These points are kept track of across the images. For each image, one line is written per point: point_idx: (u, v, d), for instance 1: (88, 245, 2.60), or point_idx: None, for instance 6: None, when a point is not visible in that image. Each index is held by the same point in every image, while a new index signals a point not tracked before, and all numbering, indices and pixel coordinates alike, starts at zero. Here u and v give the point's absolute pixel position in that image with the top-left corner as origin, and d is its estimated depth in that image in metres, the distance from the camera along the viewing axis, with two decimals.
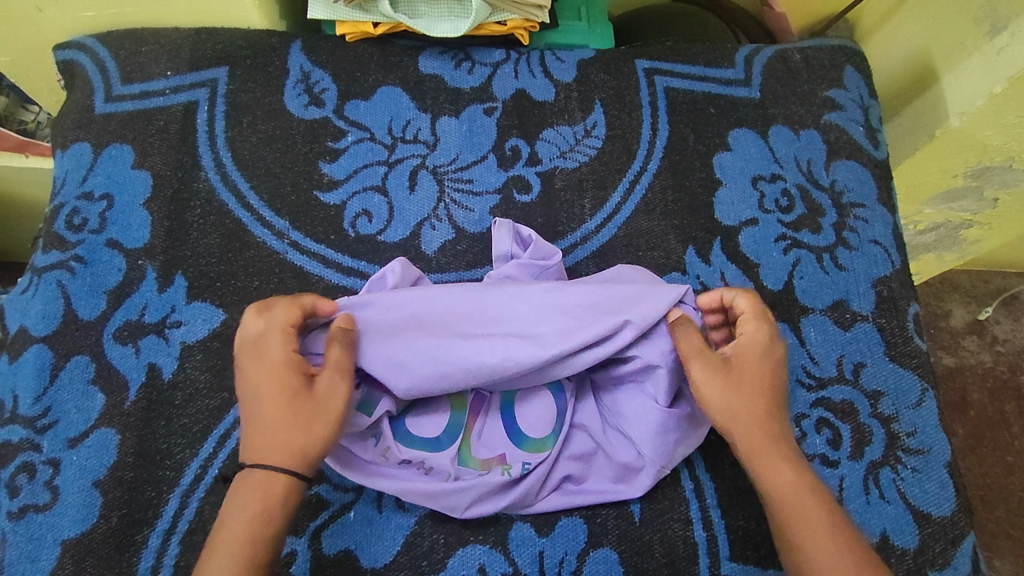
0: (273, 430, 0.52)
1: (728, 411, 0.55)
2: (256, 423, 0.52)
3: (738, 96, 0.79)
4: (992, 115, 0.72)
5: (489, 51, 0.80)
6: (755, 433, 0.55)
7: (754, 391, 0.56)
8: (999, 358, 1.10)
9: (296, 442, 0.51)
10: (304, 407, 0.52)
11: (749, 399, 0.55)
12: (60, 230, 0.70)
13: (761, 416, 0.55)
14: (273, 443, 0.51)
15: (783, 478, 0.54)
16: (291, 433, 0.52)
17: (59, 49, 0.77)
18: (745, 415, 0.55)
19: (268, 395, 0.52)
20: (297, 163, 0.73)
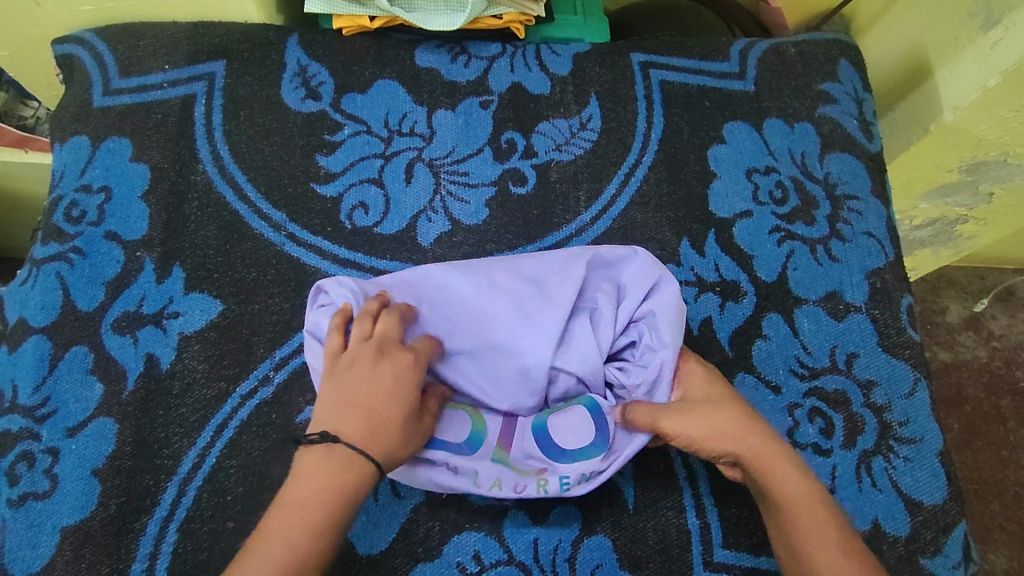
0: (388, 434, 0.52)
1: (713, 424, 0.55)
2: (370, 418, 0.51)
3: (733, 90, 0.80)
4: (986, 108, 0.73)
5: (485, 45, 0.80)
6: (751, 443, 0.55)
7: (725, 400, 0.57)
8: (995, 353, 1.11)
9: (396, 453, 0.52)
10: (412, 425, 0.53)
11: (731, 411, 0.56)
12: (58, 222, 0.70)
13: (741, 421, 0.55)
14: (379, 440, 0.51)
15: (785, 482, 0.53)
16: (395, 440, 0.52)
17: (58, 43, 0.77)
18: (731, 427, 0.55)
19: (388, 402, 0.52)
20: (294, 156, 0.74)
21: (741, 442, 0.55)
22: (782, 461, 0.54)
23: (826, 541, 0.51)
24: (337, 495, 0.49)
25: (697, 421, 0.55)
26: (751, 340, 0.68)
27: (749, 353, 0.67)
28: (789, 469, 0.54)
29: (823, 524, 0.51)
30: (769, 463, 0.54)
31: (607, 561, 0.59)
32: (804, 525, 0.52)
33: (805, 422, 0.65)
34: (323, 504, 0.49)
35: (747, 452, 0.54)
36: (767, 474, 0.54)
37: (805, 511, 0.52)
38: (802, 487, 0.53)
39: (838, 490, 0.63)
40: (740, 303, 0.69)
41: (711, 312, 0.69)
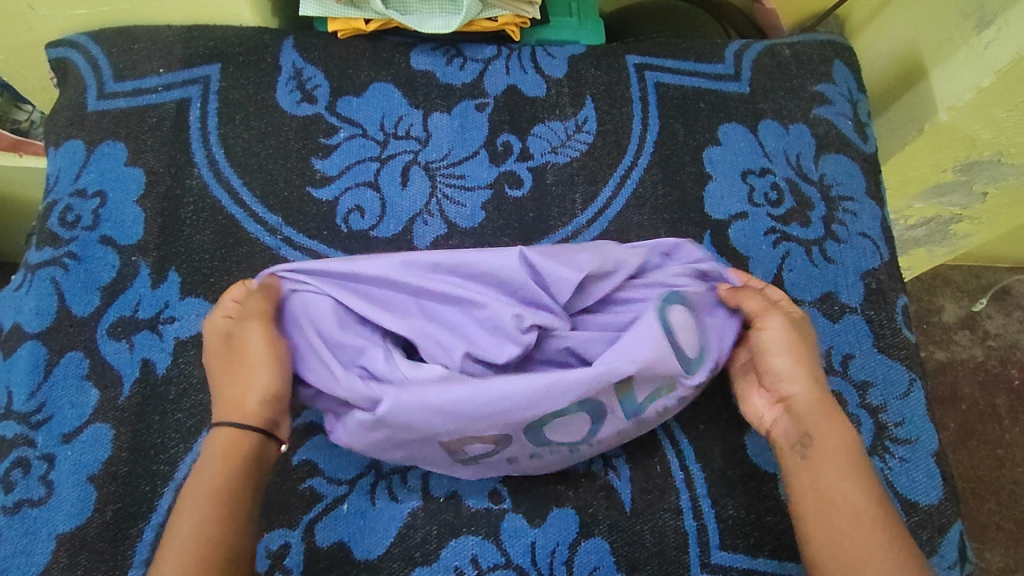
0: (227, 386, 0.56)
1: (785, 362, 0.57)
2: (237, 389, 0.56)
3: (728, 91, 0.80)
4: (980, 108, 0.73)
5: (480, 48, 0.80)
6: (809, 386, 0.56)
7: (815, 352, 0.58)
8: (991, 352, 1.11)
9: (251, 386, 0.56)
10: (234, 355, 0.57)
11: (809, 358, 0.58)
12: (52, 227, 0.70)
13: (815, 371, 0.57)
14: (230, 397, 0.56)
15: (827, 430, 0.54)
16: (238, 378, 0.56)
17: (52, 47, 0.77)
18: (802, 369, 0.57)
19: (213, 355, 0.58)
20: (289, 160, 0.74)
21: (805, 383, 0.56)
22: (831, 412, 0.55)
23: (847, 484, 0.52)
24: (213, 487, 0.52)
25: (784, 347, 0.57)
26: None
27: None
28: (841, 424, 0.55)
29: (848, 471, 0.52)
30: (820, 410, 0.55)
31: (605, 563, 0.59)
32: (833, 466, 0.53)
33: None
34: (202, 499, 0.51)
35: (803, 394, 0.56)
36: (815, 416, 0.55)
37: (836, 455, 0.53)
38: (845, 440, 0.54)
39: None
40: None
41: None
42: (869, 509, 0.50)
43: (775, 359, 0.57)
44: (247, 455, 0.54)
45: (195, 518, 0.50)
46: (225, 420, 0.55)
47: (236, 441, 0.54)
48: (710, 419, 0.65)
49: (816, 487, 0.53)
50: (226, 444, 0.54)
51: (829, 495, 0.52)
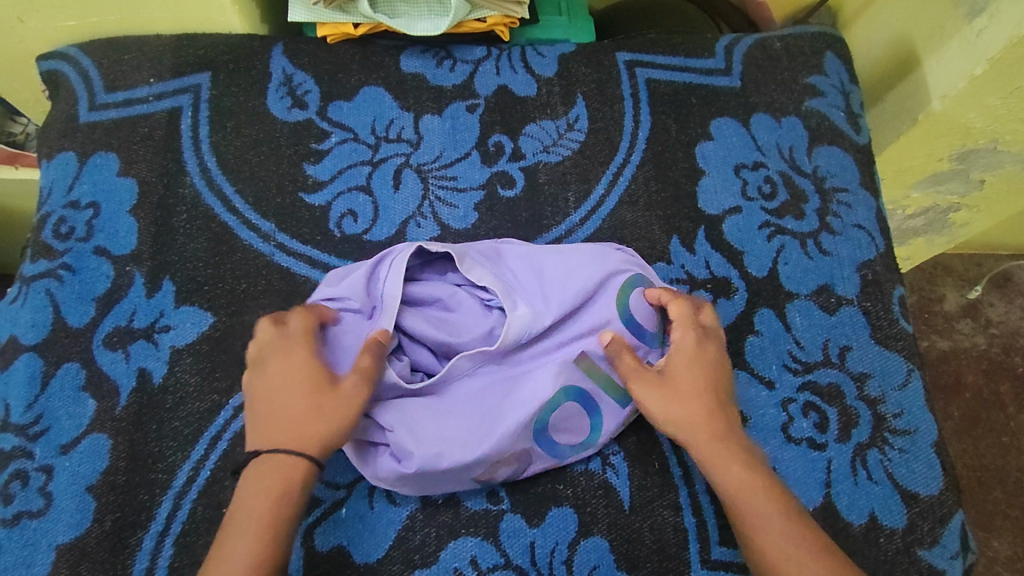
0: (295, 427, 0.53)
1: (671, 418, 0.57)
2: (283, 411, 0.54)
3: (720, 86, 0.80)
4: (974, 97, 0.73)
5: (470, 49, 0.80)
6: (701, 435, 0.56)
7: (693, 393, 0.57)
8: (994, 340, 1.11)
9: (321, 434, 0.53)
10: (325, 402, 0.54)
11: (678, 394, 0.57)
12: (47, 239, 0.70)
13: (699, 413, 0.57)
14: (297, 436, 0.53)
15: (729, 472, 0.55)
16: (311, 423, 0.53)
17: (42, 59, 0.77)
18: (688, 421, 0.57)
19: (294, 388, 0.54)
20: (282, 165, 0.74)
21: (701, 436, 0.56)
22: (725, 448, 0.56)
23: (773, 526, 0.52)
24: (266, 519, 0.50)
25: (666, 405, 0.57)
26: (744, 336, 0.68)
27: (743, 350, 0.67)
28: (730, 455, 0.55)
29: (767, 508, 0.53)
30: (707, 451, 0.56)
31: (604, 562, 0.59)
32: (753, 512, 0.53)
33: (799, 416, 0.65)
34: (253, 528, 0.50)
35: (691, 436, 0.56)
36: (712, 463, 0.55)
37: (746, 499, 0.53)
38: (751, 476, 0.54)
39: (834, 484, 0.63)
40: (732, 299, 0.69)
41: None
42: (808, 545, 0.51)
43: (653, 408, 0.57)
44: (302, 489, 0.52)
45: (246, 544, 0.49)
46: (284, 453, 0.52)
47: (293, 480, 0.52)
48: None
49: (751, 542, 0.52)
50: (278, 477, 0.51)
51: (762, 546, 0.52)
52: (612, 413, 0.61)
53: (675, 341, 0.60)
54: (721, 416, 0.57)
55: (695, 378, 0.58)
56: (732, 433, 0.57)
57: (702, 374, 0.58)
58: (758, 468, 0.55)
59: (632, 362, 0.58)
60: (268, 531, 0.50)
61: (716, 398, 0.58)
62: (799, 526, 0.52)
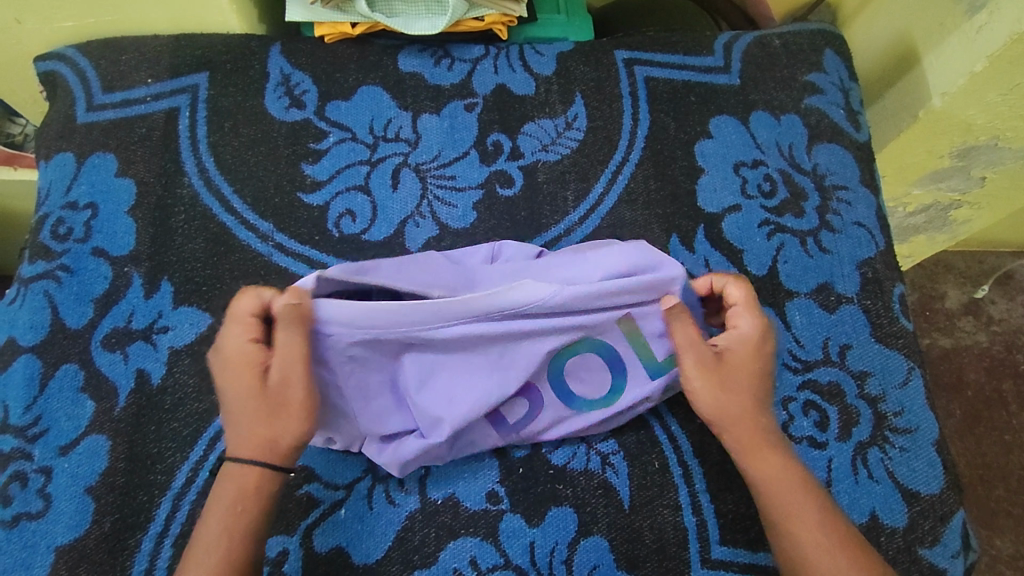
0: (252, 432, 0.53)
1: (720, 412, 0.57)
2: (234, 414, 0.54)
3: (719, 84, 0.79)
4: (974, 93, 0.72)
5: (468, 48, 0.80)
6: (745, 426, 0.57)
7: (743, 387, 0.57)
8: (995, 337, 1.11)
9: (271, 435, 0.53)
10: (265, 402, 0.53)
11: (733, 388, 0.57)
12: (45, 240, 0.70)
13: (745, 406, 0.57)
14: (253, 443, 0.53)
15: (764, 468, 0.56)
16: (261, 427, 0.53)
17: (40, 60, 0.76)
18: (735, 412, 0.57)
19: (240, 389, 0.53)
20: (280, 166, 0.74)
21: (744, 425, 0.57)
22: (766, 445, 0.57)
23: (808, 515, 0.54)
24: (230, 525, 0.52)
25: (718, 392, 0.57)
26: None
27: None
28: (769, 452, 0.57)
29: (801, 500, 0.55)
30: (749, 446, 0.57)
31: (604, 562, 0.59)
32: (790, 501, 0.55)
33: (800, 415, 0.65)
34: (219, 540, 0.52)
35: (738, 430, 0.57)
36: (750, 459, 0.57)
37: (780, 497, 0.55)
38: (788, 469, 0.56)
39: (835, 483, 0.62)
40: None
41: None
42: (833, 530, 0.54)
43: (703, 400, 0.57)
44: (263, 495, 0.53)
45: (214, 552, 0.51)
46: (244, 461, 0.53)
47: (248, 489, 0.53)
48: None
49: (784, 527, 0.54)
50: (232, 489, 0.53)
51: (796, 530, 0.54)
52: (640, 385, 0.61)
53: (738, 328, 0.58)
54: (766, 411, 0.58)
55: (748, 369, 0.58)
56: (773, 429, 0.58)
57: (758, 367, 0.58)
58: (795, 465, 0.57)
59: (694, 336, 0.56)
60: (232, 536, 0.52)
61: (764, 392, 0.58)
62: (830, 515, 0.54)
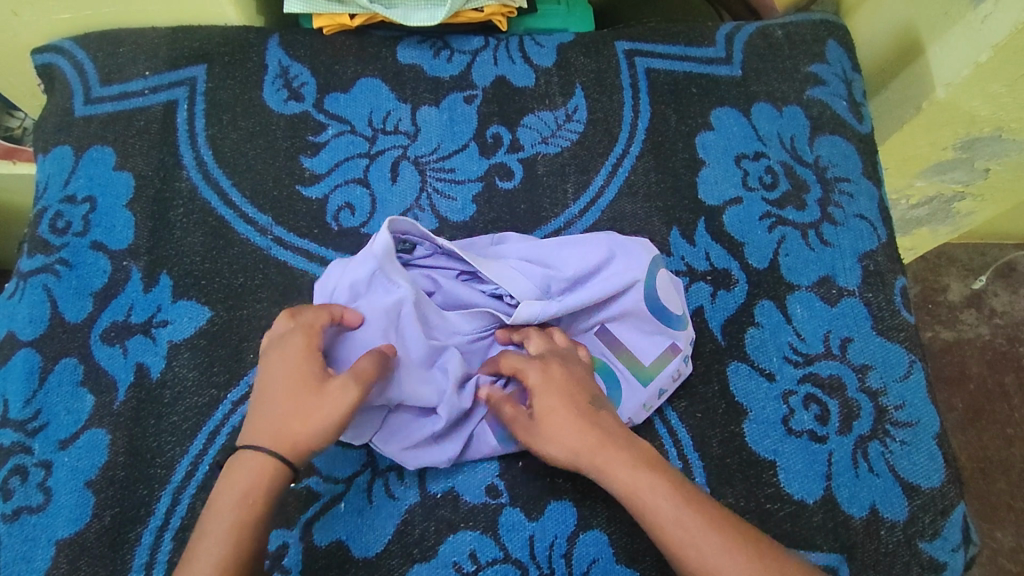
0: (285, 426, 0.53)
1: (562, 444, 0.54)
2: (266, 410, 0.54)
3: (720, 75, 0.79)
4: (978, 84, 0.72)
5: (467, 39, 0.79)
6: (592, 453, 0.54)
7: (562, 415, 0.55)
8: (998, 330, 1.10)
9: (303, 435, 0.53)
10: (308, 400, 0.53)
11: (550, 416, 0.55)
12: (43, 234, 0.70)
13: (578, 433, 0.54)
14: (282, 438, 0.52)
15: (635, 491, 0.52)
16: (296, 424, 0.53)
17: (37, 53, 0.76)
18: (576, 448, 0.54)
19: (288, 385, 0.54)
20: (278, 158, 0.73)
21: (588, 453, 0.54)
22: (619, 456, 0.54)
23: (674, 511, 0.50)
24: (233, 522, 0.50)
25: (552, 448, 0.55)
26: (744, 328, 0.67)
27: (743, 342, 0.67)
28: (624, 465, 0.53)
29: (663, 496, 0.51)
30: (604, 465, 0.53)
31: (603, 555, 0.59)
32: (653, 502, 0.51)
33: (800, 408, 0.65)
34: (221, 535, 0.50)
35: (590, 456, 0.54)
36: (610, 477, 0.53)
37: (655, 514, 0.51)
38: (644, 470, 0.53)
39: (835, 477, 0.62)
40: (732, 291, 0.69)
41: (702, 301, 0.68)
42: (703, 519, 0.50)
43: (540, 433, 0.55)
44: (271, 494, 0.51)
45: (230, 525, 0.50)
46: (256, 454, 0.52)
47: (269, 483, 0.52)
48: (708, 407, 0.64)
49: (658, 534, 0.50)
50: (254, 474, 0.51)
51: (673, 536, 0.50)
52: (631, 389, 0.63)
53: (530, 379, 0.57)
54: (599, 424, 0.55)
55: (558, 403, 0.55)
56: (617, 438, 0.55)
57: (563, 392, 0.56)
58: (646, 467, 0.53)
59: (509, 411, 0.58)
60: (237, 534, 0.50)
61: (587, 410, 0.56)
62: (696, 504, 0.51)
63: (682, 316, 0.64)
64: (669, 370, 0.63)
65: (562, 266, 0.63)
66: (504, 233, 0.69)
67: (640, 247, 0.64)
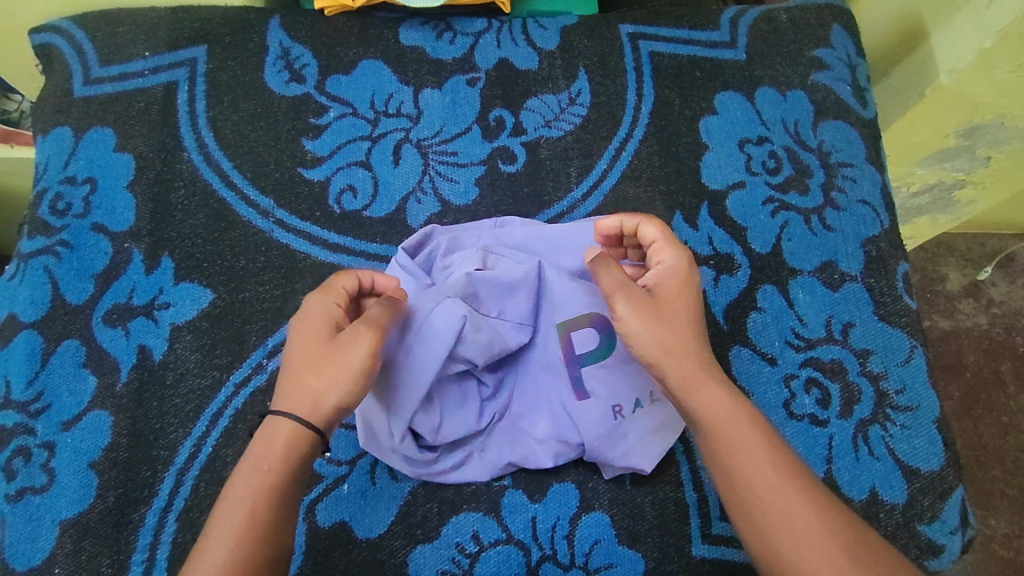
0: (303, 382, 0.52)
1: (664, 350, 0.53)
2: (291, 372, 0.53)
3: (725, 59, 0.78)
4: (982, 70, 0.71)
5: (470, 21, 0.78)
6: (682, 363, 0.53)
7: (681, 320, 0.55)
8: (995, 320, 1.10)
9: (319, 391, 0.52)
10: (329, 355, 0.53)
11: (664, 316, 0.54)
12: (43, 216, 0.69)
13: (682, 341, 0.54)
14: (301, 395, 0.52)
15: (724, 422, 0.51)
16: (312, 379, 0.52)
17: (35, 32, 0.75)
18: (676, 335, 0.54)
19: (307, 347, 0.53)
20: (280, 141, 0.73)
21: (689, 348, 0.54)
22: (707, 379, 0.53)
23: (756, 452, 0.50)
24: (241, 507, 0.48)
25: (657, 325, 0.54)
26: (746, 312, 0.67)
27: (745, 326, 0.67)
28: (713, 388, 0.52)
29: (748, 440, 0.50)
30: (689, 381, 0.52)
31: (605, 537, 0.59)
32: (738, 438, 0.50)
33: (801, 393, 0.65)
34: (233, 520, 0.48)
35: (677, 368, 0.53)
36: (690, 394, 0.52)
37: (734, 441, 0.50)
38: (732, 405, 0.52)
39: (835, 460, 0.63)
40: (734, 276, 0.69)
41: (705, 286, 0.68)
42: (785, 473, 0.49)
43: (643, 337, 0.53)
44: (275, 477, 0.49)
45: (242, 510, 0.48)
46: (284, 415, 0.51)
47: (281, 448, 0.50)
48: None
49: (727, 471, 0.50)
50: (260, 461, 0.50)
51: (748, 487, 0.49)
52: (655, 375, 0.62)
53: (663, 263, 0.57)
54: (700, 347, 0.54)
55: (682, 300, 0.56)
56: (714, 365, 0.54)
57: (688, 301, 0.56)
58: (736, 396, 0.52)
59: (618, 279, 0.56)
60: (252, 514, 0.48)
61: (699, 329, 0.55)
62: (781, 459, 0.50)
63: None
64: None
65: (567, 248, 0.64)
66: (505, 216, 0.68)
67: None
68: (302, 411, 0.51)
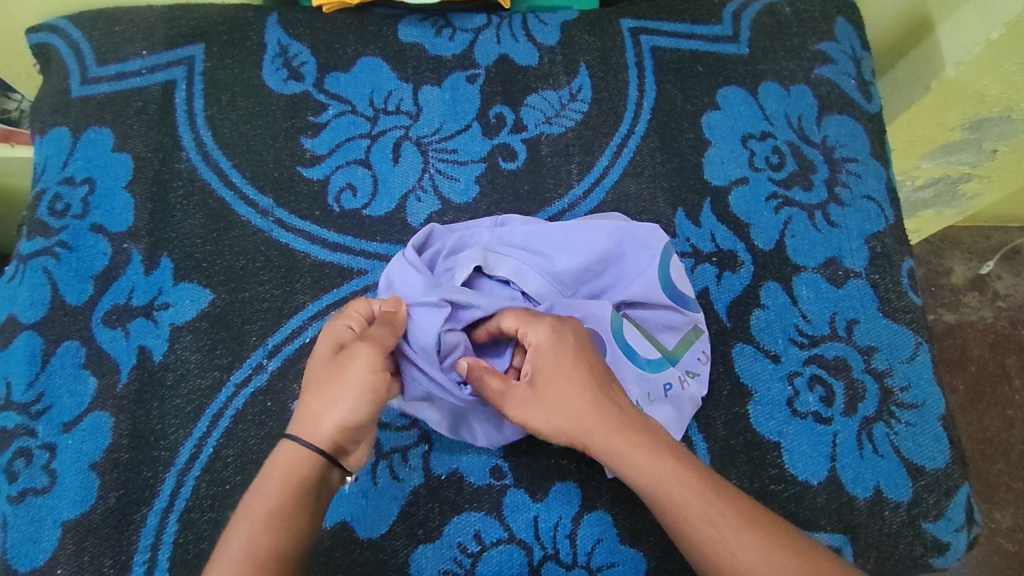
0: (308, 405, 0.51)
1: (573, 430, 0.52)
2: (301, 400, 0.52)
3: (727, 53, 0.77)
4: (989, 62, 0.70)
5: (469, 17, 0.78)
6: (602, 437, 0.51)
7: (570, 397, 0.52)
8: (1001, 313, 1.10)
9: (322, 414, 0.50)
10: (332, 378, 0.51)
11: (555, 395, 0.52)
12: (42, 216, 0.69)
13: (588, 414, 0.52)
14: (307, 419, 0.51)
15: (665, 480, 0.49)
16: (315, 403, 0.51)
17: (32, 32, 0.75)
18: (579, 427, 0.52)
19: (309, 368, 0.53)
20: (278, 139, 0.72)
21: (598, 435, 0.51)
22: (632, 438, 0.51)
23: (700, 511, 0.48)
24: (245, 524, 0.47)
25: (553, 420, 0.52)
26: (750, 309, 0.67)
27: (748, 323, 0.66)
28: (637, 450, 0.51)
29: (689, 494, 0.49)
30: (616, 447, 0.51)
31: (608, 536, 0.59)
32: (678, 499, 0.49)
33: (805, 390, 0.64)
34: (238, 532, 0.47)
35: (599, 440, 0.51)
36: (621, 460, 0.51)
37: (678, 507, 0.49)
38: (663, 462, 0.50)
39: (839, 458, 0.62)
40: (737, 273, 0.68)
41: (708, 283, 0.68)
42: (739, 521, 0.48)
43: (551, 421, 0.52)
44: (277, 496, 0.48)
45: (240, 549, 0.46)
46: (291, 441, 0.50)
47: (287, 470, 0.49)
48: (712, 390, 0.64)
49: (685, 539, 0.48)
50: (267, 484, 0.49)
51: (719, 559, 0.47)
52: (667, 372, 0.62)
53: (532, 343, 0.54)
54: (611, 407, 0.52)
55: (563, 380, 0.52)
56: (633, 423, 0.52)
57: (570, 371, 0.53)
58: (665, 453, 0.51)
59: (497, 385, 0.54)
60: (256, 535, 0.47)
61: (600, 391, 0.53)
62: (731, 511, 0.48)
63: (695, 299, 0.65)
64: (692, 351, 0.63)
65: (570, 250, 0.63)
66: (505, 215, 0.68)
67: (651, 235, 0.64)
68: (304, 437, 0.50)
